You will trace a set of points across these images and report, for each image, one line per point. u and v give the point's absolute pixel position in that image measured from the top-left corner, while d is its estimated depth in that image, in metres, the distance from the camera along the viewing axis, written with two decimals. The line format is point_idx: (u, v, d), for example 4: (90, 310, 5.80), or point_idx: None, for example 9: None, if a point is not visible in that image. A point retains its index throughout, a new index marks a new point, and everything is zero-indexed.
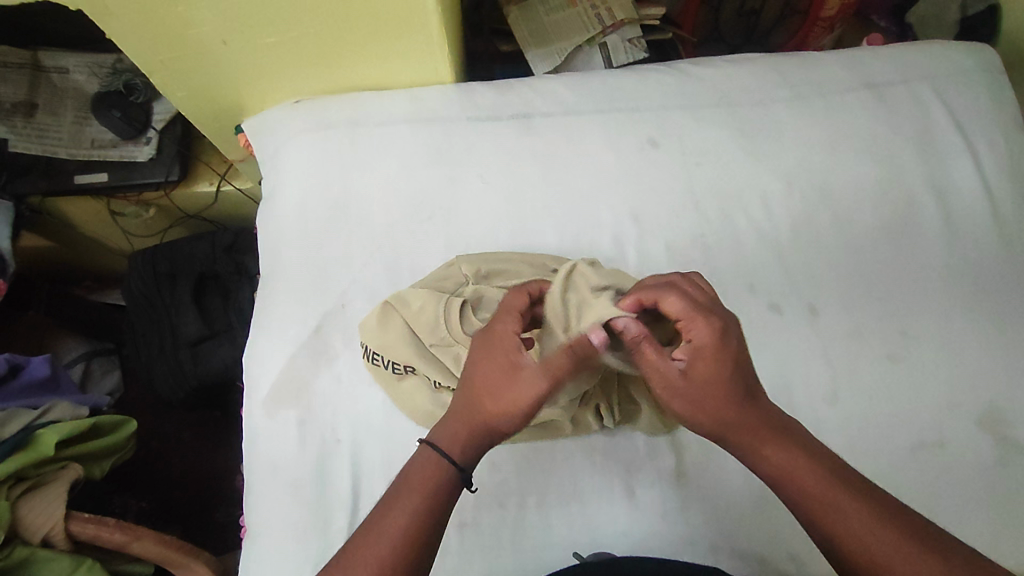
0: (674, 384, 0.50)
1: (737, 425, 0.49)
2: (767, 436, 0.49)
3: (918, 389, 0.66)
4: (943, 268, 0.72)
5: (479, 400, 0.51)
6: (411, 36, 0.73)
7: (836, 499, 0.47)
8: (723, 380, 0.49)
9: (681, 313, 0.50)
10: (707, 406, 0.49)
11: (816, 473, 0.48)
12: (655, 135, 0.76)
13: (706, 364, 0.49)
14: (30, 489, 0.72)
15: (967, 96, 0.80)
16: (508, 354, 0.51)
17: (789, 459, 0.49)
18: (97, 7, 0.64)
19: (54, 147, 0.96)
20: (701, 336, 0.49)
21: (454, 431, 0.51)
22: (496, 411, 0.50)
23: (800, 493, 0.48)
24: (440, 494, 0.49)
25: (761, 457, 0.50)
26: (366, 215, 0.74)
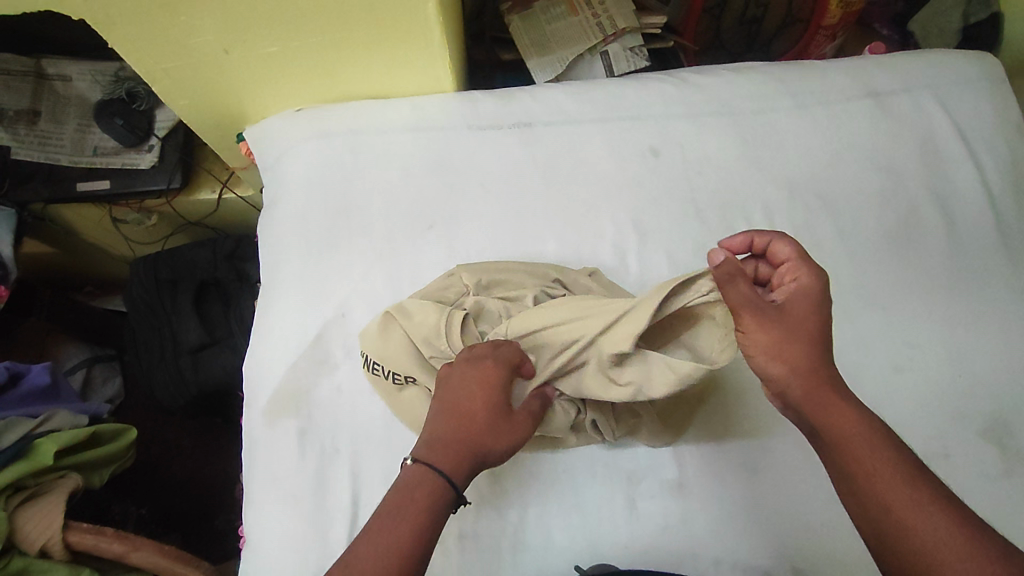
0: (770, 315, 0.48)
1: (810, 378, 0.48)
2: (834, 394, 0.48)
3: (922, 399, 0.66)
4: (947, 278, 0.72)
5: (474, 431, 0.52)
6: (413, 45, 0.73)
7: (895, 467, 0.45)
8: (813, 327, 0.49)
9: (788, 257, 0.52)
10: (794, 344, 0.48)
11: (876, 443, 0.46)
12: (657, 143, 0.76)
13: (800, 305, 0.50)
14: (29, 499, 0.72)
15: (970, 105, 0.80)
16: (502, 395, 0.54)
17: (854, 423, 0.47)
18: (99, 15, 0.64)
19: (55, 154, 0.97)
20: (804, 281, 0.51)
21: (437, 442, 0.52)
22: (467, 419, 0.52)
23: (861, 458, 0.46)
24: (439, 516, 0.49)
25: (827, 417, 0.47)
26: (367, 224, 0.73)
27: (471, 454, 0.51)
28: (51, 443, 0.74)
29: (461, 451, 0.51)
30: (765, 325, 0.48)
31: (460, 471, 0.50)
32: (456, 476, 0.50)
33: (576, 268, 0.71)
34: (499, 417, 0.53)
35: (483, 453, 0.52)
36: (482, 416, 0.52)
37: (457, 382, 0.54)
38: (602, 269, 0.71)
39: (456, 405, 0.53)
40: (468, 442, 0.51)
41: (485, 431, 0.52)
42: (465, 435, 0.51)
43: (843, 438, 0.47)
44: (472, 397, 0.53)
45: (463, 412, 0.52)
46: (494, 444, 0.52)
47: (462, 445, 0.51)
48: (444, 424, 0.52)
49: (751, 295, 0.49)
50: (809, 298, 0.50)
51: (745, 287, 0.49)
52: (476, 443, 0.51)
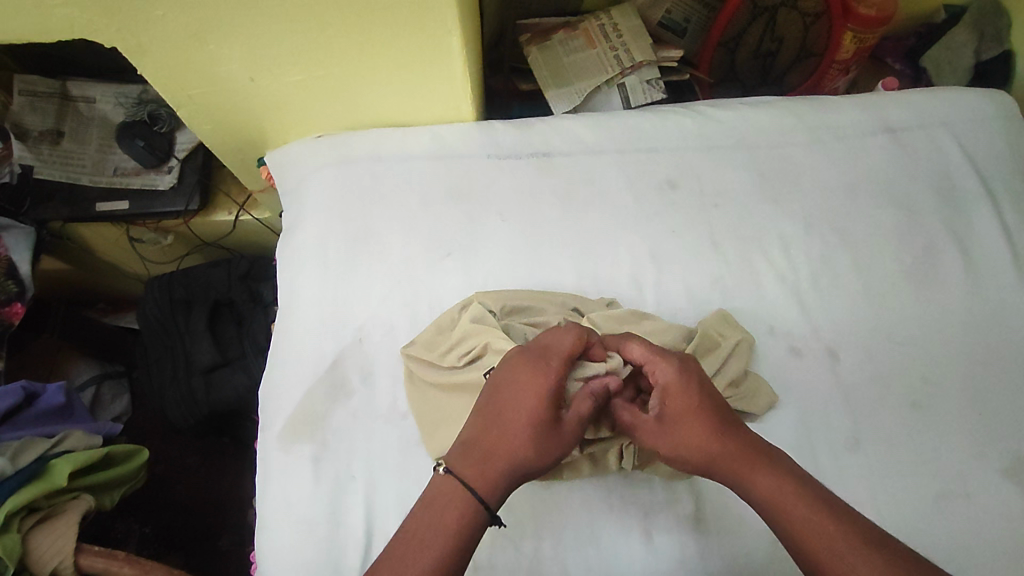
0: (658, 428, 0.56)
1: (725, 461, 0.53)
2: (746, 465, 0.53)
3: (941, 436, 0.66)
4: (965, 314, 0.72)
5: (515, 447, 0.53)
6: (435, 77, 0.74)
7: (813, 519, 0.49)
8: (696, 413, 0.55)
9: (646, 357, 0.57)
10: (685, 439, 0.54)
11: (796, 500, 0.50)
12: (673, 176, 0.77)
13: (675, 405, 0.55)
14: (42, 521, 0.72)
15: (985, 143, 0.81)
16: (549, 407, 0.54)
17: (772, 484, 0.51)
18: (131, 44, 0.66)
19: (76, 173, 0.98)
20: (666, 376, 0.56)
21: (481, 459, 0.52)
22: (518, 440, 0.53)
23: (783, 518, 0.50)
24: (473, 531, 0.50)
25: (753, 487, 0.52)
26: (385, 250, 0.74)
27: (507, 471, 0.52)
28: (65, 464, 0.75)
29: (500, 466, 0.52)
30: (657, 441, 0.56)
31: (495, 488, 0.52)
32: (491, 494, 0.51)
33: (593, 298, 0.71)
34: (541, 431, 0.53)
35: (519, 471, 0.53)
36: (524, 432, 0.53)
37: (504, 392, 0.55)
38: (619, 299, 0.71)
39: (503, 417, 0.54)
40: (507, 459, 0.53)
41: (525, 447, 0.53)
42: (511, 454, 0.53)
43: (770, 503, 0.51)
44: (520, 411, 0.54)
45: (505, 424, 0.54)
46: (532, 461, 0.53)
47: (503, 462, 0.52)
48: (485, 433, 0.54)
49: (633, 413, 0.57)
50: (681, 385, 0.55)
51: (628, 412, 0.57)
52: (514, 459, 0.53)
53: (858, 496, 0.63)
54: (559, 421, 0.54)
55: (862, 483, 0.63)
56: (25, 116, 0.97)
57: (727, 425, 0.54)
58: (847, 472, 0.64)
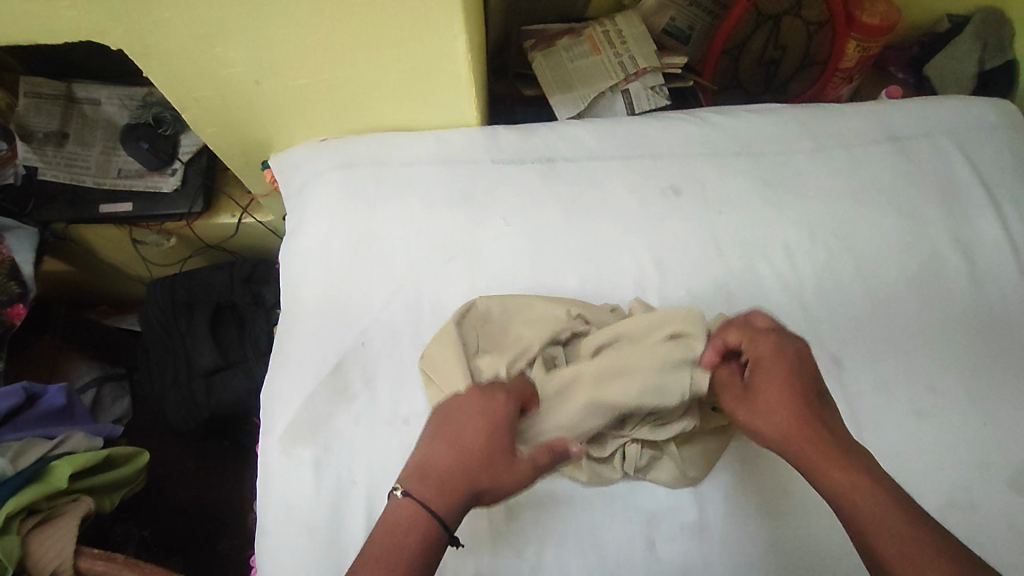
0: (745, 393, 0.55)
1: (801, 439, 0.50)
2: (823, 453, 0.49)
3: (946, 446, 0.65)
4: (969, 323, 0.72)
5: (474, 473, 0.50)
6: (439, 81, 0.74)
7: (884, 526, 0.45)
8: (783, 387, 0.52)
9: (745, 333, 0.57)
10: (768, 408, 0.52)
11: (872, 500, 0.46)
12: (677, 182, 0.77)
13: (766, 374, 0.53)
14: (42, 522, 0.71)
15: (990, 152, 0.81)
16: (506, 441, 0.52)
17: (852, 479, 0.47)
18: (138, 47, 0.66)
19: (81, 175, 0.98)
20: (764, 350, 0.55)
21: (440, 483, 0.49)
22: (479, 470, 0.50)
23: (854, 512, 0.46)
24: (431, 555, 0.48)
25: (826, 476, 0.48)
26: (389, 254, 0.74)
27: (465, 493, 0.50)
28: (65, 466, 0.75)
29: (457, 491, 0.49)
30: (739, 402, 0.54)
31: (453, 510, 0.49)
32: (450, 515, 0.49)
33: (596, 303, 0.71)
34: (498, 459, 0.51)
35: (479, 495, 0.50)
36: (483, 460, 0.50)
37: (461, 419, 0.52)
38: (622, 305, 0.71)
39: (460, 442, 0.51)
40: (465, 483, 0.50)
41: (484, 474, 0.50)
42: (470, 480, 0.50)
43: (841, 495, 0.47)
44: (479, 441, 0.51)
45: (464, 449, 0.51)
46: (490, 485, 0.50)
47: (462, 489, 0.49)
48: (440, 457, 0.50)
49: (727, 380, 0.57)
50: (779, 360, 0.54)
51: (723, 374, 0.58)
52: (473, 484, 0.50)
53: None
54: (515, 453, 0.52)
55: None
56: (31, 118, 0.97)
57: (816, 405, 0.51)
58: None
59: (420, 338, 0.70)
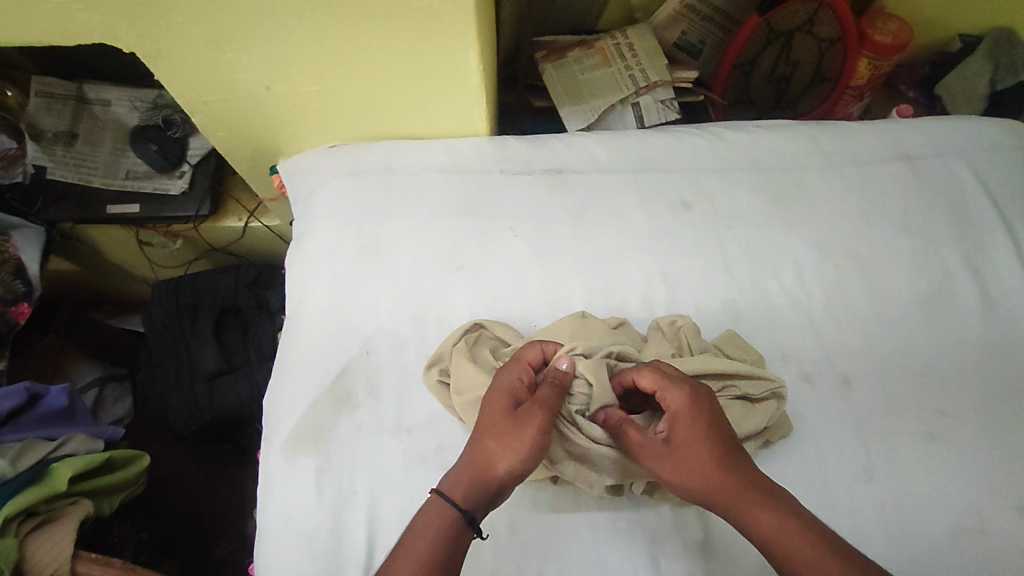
0: (658, 451, 0.54)
1: (722, 490, 0.51)
2: (747, 509, 0.50)
3: (955, 470, 0.65)
4: (979, 346, 0.71)
5: (478, 442, 0.54)
6: (450, 90, 0.74)
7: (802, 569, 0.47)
8: (701, 441, 0.53)
9: (657, 386, 0.56)
10: (692, 467, 0.52)
11: (790, 550, 0.48)
12: (686, 197, 0.77)
13: (682, 425, 0.54)
14: (41, 525, 0.71)
15: (1001, 172, 0.80)
16: (502, 399, 0.56)
17: (773, 523, 0.49)
18: (151, 50, 0.66)
19: (89, 176, 0.98)
20: (675, 404, 0.55)
21: (459, 466, 0.54)
22: (483, 437, 0.54)
23: (785, 556, 0.48)
24: (450, 533, 0.50)
25: (755, 522, 0.50)
26: (396, 262, 0.74)
27: (474, 466, 0.53)
28: (65, 468, 0.74)
29: (466, 467, 0.53)
30: (664, 464, 0.53)
31: (463, 486, 0.52)
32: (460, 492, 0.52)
33: (603, 317, 0.71)
34: (494, 419, 0.55)
35: (487, 460, 0.53)
36: (482, 423, 0.55)
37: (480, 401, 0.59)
38: (631, 320, 0.70)
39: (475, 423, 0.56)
40: (472, 455, 0.54)
41: (481, 437, 0.54)
42: (480, 452, 0.53)
43: (768, 540, 0.49)
44: (486, 409, 0.56)
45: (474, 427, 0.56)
46: (491, 447, 0.53)
47: (471, 459, 0.54)
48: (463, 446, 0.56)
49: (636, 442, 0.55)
50: (691, 411, 0.54)
51: (636, 436, 0.55)
52: (477, 452, 0.53)
53: (868, 527, 0.61)
54: (517, 409, 0.55)
55: (872, 515, 0.62)
56: (41, 117, 0.97)
57: (733, 452, 0.52)
58: (857, 504, 0.62)
59: (425, 348, 0.70)
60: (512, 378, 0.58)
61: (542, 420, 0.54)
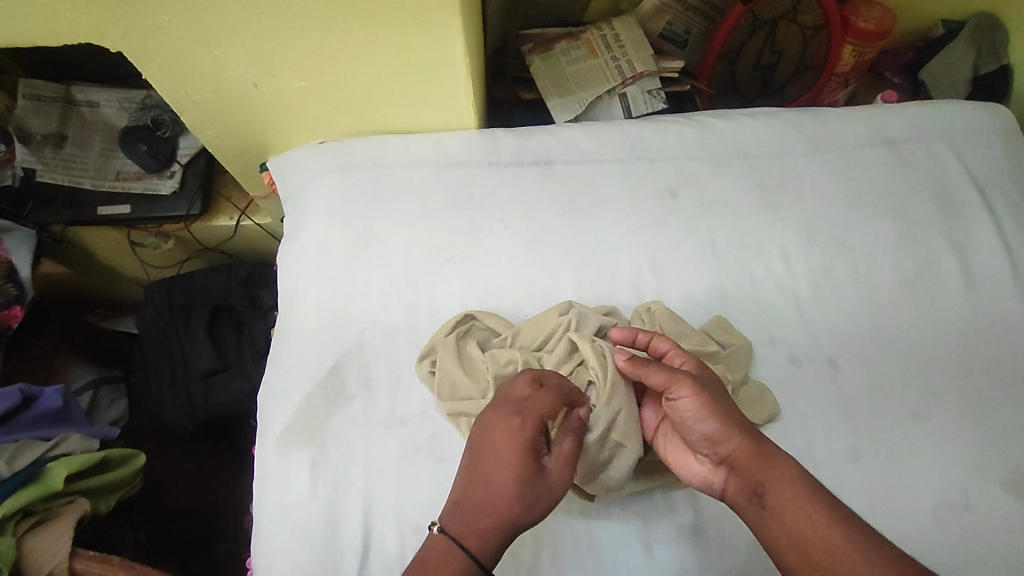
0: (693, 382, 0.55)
1: (745, 430, 0.53)
2: (767, 452, 0.52)
3: (941, 448, 0.66)
4: (964, 327, 0.72)
5: (503, 503, 0.50)
6: (437, 83, 0.74)
7: (812, 507, 0.48)
8: (725, 393, 0.57)
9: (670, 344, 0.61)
10: (720, 405, 0.55)
11: (800, 493, 0.49)
12: (674, 185, 0.78)
13: (703, 377, 0.58)
14: (37, 525, 0.71)
15: (983, 155, 0.81)
16: (529, 456, 0.52)
17: (792, 467, 0.51)
18: (137, 49, 0.66)
19: (79, 177, 0.98)
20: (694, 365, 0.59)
21: (474, 520, 0.50)
22: (508, 498, 0.50)
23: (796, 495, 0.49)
24: None
25: (771, 462, 0.51)
26: (386, 256, 0.74)
27: (499, 525, 0.50)
28: (62, 468, 0.75)
29: (492, 527, 0.50)
30: (700, 393, 0.55)
31: (486, 547, 0.50)
32: (481, 552, 0.50)
33: (592, 305, 0.71)
34: (527, 480, 0.51)
35: (516, 522, 0.51)
36: (508, 482, 0.51)
37: (488, 434, 0.53)
38: (619, 308, 0.71)
39: (488, 472, 0.52)
40: (498, 514, 0.50)
41: (508, 498, 0.51)
42: (503, 512, 0.50)
43: (780, 479, 0.50)
44: (504, 463, 0.51)
45: (492, 478, 0.51)
46: (520, 513, 0.50)
47: (491, 518, 0.50)
48: (473, 491, 0.51)
49: (666, 374, 0.56)
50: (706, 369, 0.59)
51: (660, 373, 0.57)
52: (504, 514, 0.50)
53: (857, 507, 0.62)
54: (544, 470, 0.53)
55: (861, 494, 0.63)
56: (29, 120, 0.97)
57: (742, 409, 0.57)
58: (844, 483, 0.63)
59: (417, 340, 0.71)
60: (536, 427, 0.53)
61: (564, 480, 0.53)
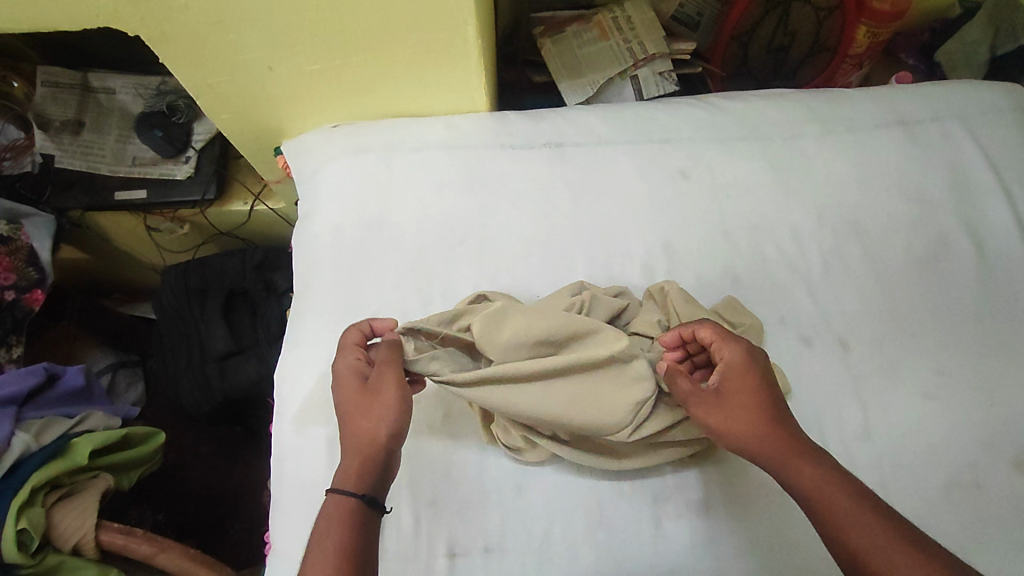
0: (715, 400, 0.57)
1: (766, 439, 0.53)
2: (789, 459, 0.52)
3: (952, 427, 0.66)
4: (977, 308, 0.72)
5: (352, 431, 0.56)
6: (450, 65, 0.75)
7: (839, 512, 0.48)
8: (751, 392, 0.56)
9: (716, 338, 0.59)
10: (742, 418, 0.55)
11: (836, 501, 0.49)
12: (685, 166, 0.78)
13: (735, 378, 0.57)
14: (64, 496, 0.74)
15: (1000, 134, 0.81)
16: (351, 385, 0.58)
17: (817, 475, 0.50)
18: (154, 33, 0.67)
19: (97, 163, 0.99)
20: (733, 355, 0.58)
21: (344, 459, 0.55)
22: (353, 423, 0.56)
23: (826, 506, 0.49)
24: (352, 517, 0.51)
25: (796, 474, 0.51)
26: (400, 238, 0.75)
27: (359, 452, 0.55)
28: (86, 443, 0.77)
29: (353, 452, 0.55)
30: (718, 409, 0.56)
31: (356, 469, 0.54)
32: (351, 478, 0.53)
33: (603, 286, 0.72)
34: (356, 403, 0.57)
35: (372, 440, 0.55)
36: (349, 414, 0.57)
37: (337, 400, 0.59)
38: (630, 288, 0.72)
39: (341, 416, 0.57)
40: (353, 437, 0.55)
41: (355, 421, 0.56)
42: (357, 436, 0.55)
43: (809, 490, 0.50)
44: (343, 401, 0.58)
45: (344, 419, 0.57)
46: (366, 426, 0.55)
47: (351, 445, 0.55)
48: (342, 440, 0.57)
49: (688, 391, 0.58)
50: (746, 365, 0.57)
51: (686, 382, 0.58)
52: (356, 435, 0.55)
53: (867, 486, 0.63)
54: (369, 385, 0.58)
55: (870, 473, 0.63)
56: (48, 107, 0.98)
57: (779, 408, 0.55)
58: (855, 461, 0.64)
59: None
60: (352, 363, 0.59)
61: (393, 380, 0.57)
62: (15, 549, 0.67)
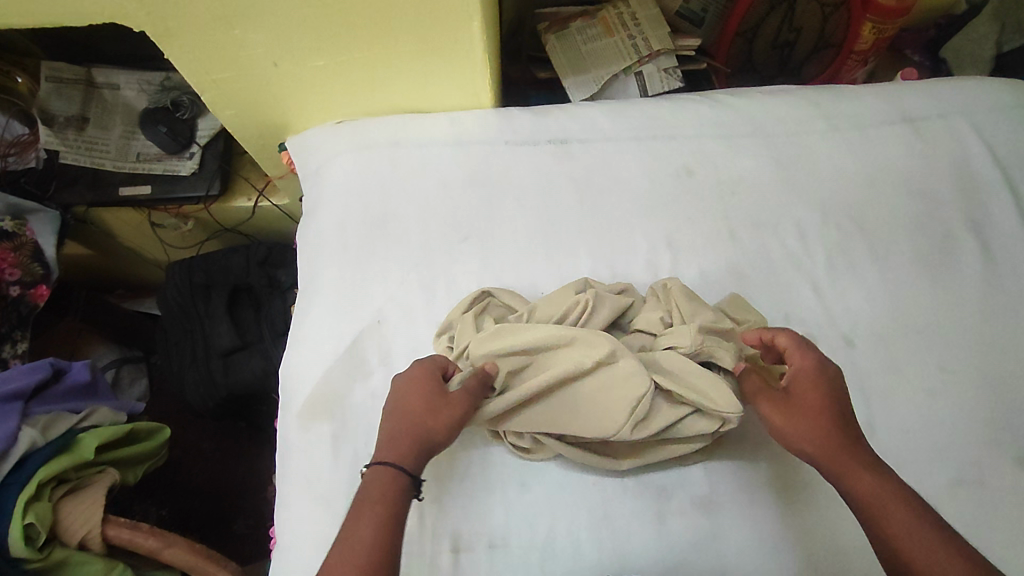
0: (781, 402, 0.56)
1: (827, 445, 0.53)
2: (848, 469, 0.51)
3: (956, 424, 0.66)
4: (981, 305, 0.72)
5: (416, 422, 0.56)
6: (454, 62, 0.75)
7: (896, 526, 0.48)
8: (820, 398, 0.55)
9: (791, 343, 0.58)
10: (804, 424, 0.54)
11: (894, 514, 0.48)
12: (690, 163, 0.78)
13: (804, 383, 0.56)
14: (71, 491, 0.74)
15: (1005, 131, 0.81)
16: (432, 381, 0.58)
17: (876, 486, 0.50)
18: (159, 29, 0.67)
19: (101, 159, 0.99)
20: (805, 362, 0.57)
21: (395, 445, 0.54)
22: (421, 416, 0.56)
23: (881, 519, 0.49)
24: (395, 502, 0.51)
25: (854, 483, 0.51)
26: (404, 234, 0.75)
27: (419, 445, 0.55)
28: (92, 438, 0.77)
29: (409, 443, 0.54)
30: (783, 411, 0.56)
31: (409, 458, 0.54)
32: (405, 465, 0.53)
33: (607, 283, 0.72)
34: (430, 399, 0.57)
35: (429, 440, 0.55)
36: (417, 406, 0.56)
37: (401, 387, 0.59)
38: (635, 285, 0.72)
39: (402, 404, 0.57)
40: (415, 430, 0.55)
41: (421, 415, 0.56)
42: (419, 428, 0.55)
43: (864, 500, 0.50)
44: (413, 391, 0.58)
45: (405, 406, 0.57)
46: (434, 425, 0.56)
47: (408, 435, 0.55)
48: (392, 424, 0.56)
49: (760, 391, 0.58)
50: (818, 373, 0.56)
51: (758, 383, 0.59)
52: (421, 428, 0.55)
53: None
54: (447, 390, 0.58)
55: None
56: (52, 102, 0.98)
57: (847, 417, 0.54)
58: None
59: (435, 318, 0.72)
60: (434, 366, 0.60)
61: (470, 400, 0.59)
62: (23, 544, 0.67)
